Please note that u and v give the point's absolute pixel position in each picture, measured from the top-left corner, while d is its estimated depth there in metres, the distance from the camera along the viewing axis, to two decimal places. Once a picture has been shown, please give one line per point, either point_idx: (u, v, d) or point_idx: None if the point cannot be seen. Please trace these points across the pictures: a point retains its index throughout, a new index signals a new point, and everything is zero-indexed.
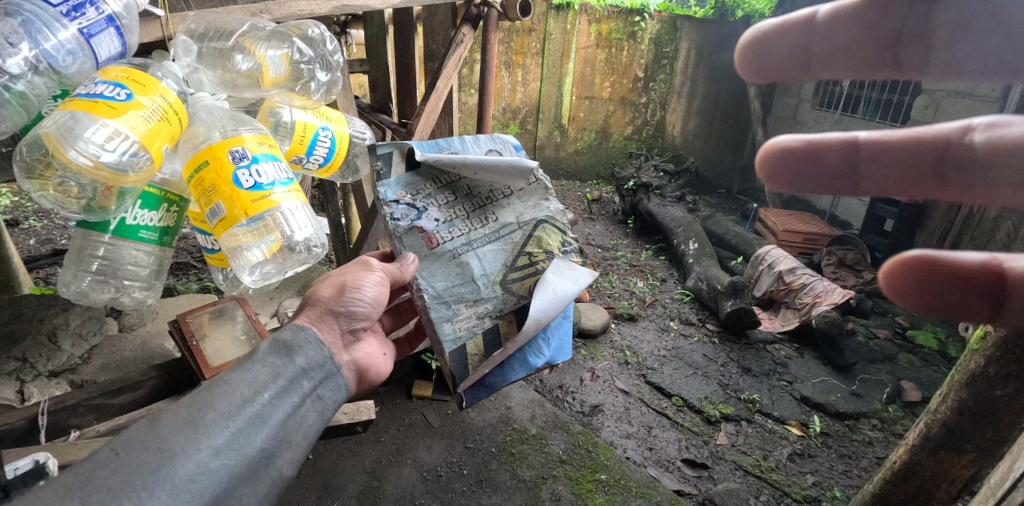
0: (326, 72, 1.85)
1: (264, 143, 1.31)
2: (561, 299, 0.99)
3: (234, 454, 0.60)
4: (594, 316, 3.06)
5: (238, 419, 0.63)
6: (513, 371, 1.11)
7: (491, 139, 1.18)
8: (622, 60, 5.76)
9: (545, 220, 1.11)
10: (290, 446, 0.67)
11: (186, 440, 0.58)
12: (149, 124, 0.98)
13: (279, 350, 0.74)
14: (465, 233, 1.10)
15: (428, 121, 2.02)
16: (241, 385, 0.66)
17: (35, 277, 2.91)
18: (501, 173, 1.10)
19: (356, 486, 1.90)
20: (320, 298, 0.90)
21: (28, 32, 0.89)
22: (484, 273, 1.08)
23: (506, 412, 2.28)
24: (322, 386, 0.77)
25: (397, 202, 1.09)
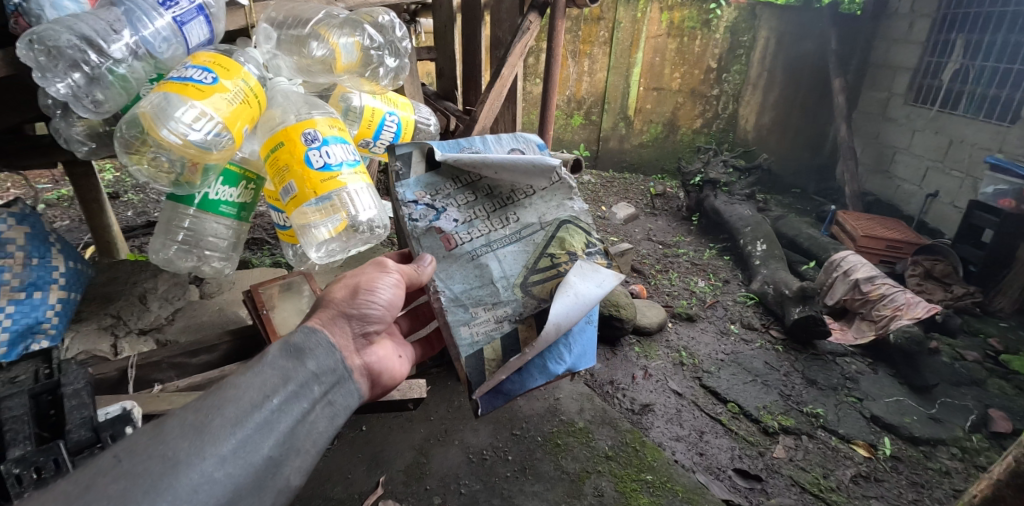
0: (395, 58, 1.91)
1: (333, 125, 1.40)
2: (585, 303, 0.93)
3: (241, 462, 0.63)
4: (650, 314, 2.96)
5: (246, 426, 0.65)
6: (532, 378, 1.04)
7: (513, 138, 1.18)
8: (695, 49, 5.44)
9: (569, 221, 1.08)
10: (298, 454, 0.70)
11: (193, 447, 0.60)
12: (230, 106, 1.30)
13: (290, 354, 0.78)
14: (485, 233, 1.07)
15: (492, 105, 2.02)
16: (249, 390, 0.69)
17: (132, 244, 3.21)
18: (523, 172, 1.06)
19: (405, 460, 1.97)
20: (334, 300, 0.96)
21: (130, 21, 1.24)
22: (504, 275, 1.04)
23: (554, 403, 2.27)
24: (332, 392, 0.81)
25: (415, 203, 1.06)
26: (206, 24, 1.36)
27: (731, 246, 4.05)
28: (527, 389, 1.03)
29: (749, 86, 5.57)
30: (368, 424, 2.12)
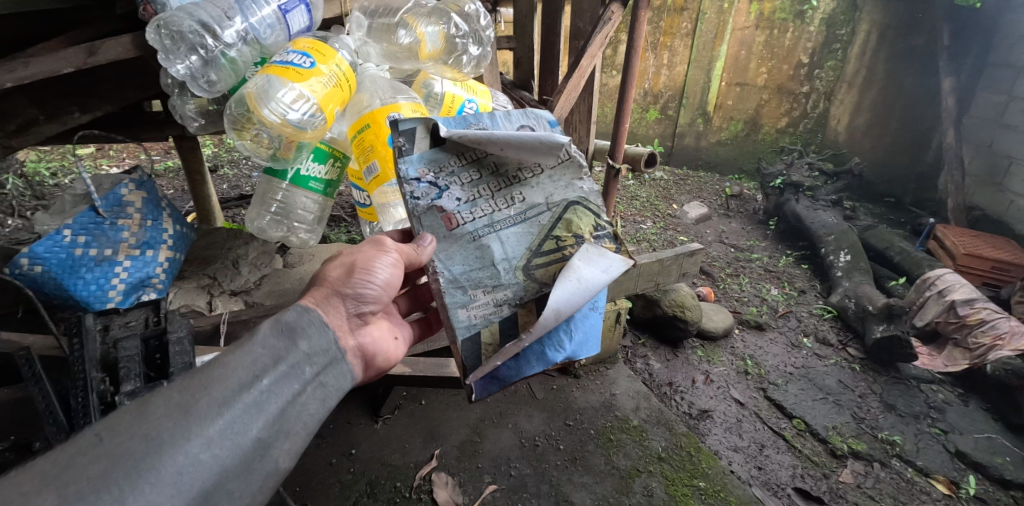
0: (478, 46, 1.94)
1: (416, 110, 1.59)
2: (588, 288, 0.90)
3: (227, 443, 0.67)
4: (716, 318, 2.84)
5: (234, 407, 0.70)
6: (529, 365, 1.01)
7: (523, 115, 1.07)
8: (785, 43, 5.12)
9: (577, 202, 1.01)
10: (287, 435, 0.75)
11: (178, 427, 0.65)
12: (324, 89, 1.45)
13: (281, 335, 0.82)
14: (489, 213, 1.01)
15: (570, 96, 2.04)
16: (237, 371, 0.74)
17: (228, 214, 3.52)
18: (529, 149, 0.98)
19: (459, 437, 2.05)
20: (330, 280, 1.00)
21: (240, 9, 1.44)
22: (506, 257, 0.99)
23: (609, 399, 2.26)
24: (323, 373, 0.85)
25: (417, 181, 0.98)
26: (307, 12, 1.58)
27: (810, 254, 3.80)
28: (524, 375, 1.01)
29: (844, 84, 5.22)
30: (426, 399, 2.22)
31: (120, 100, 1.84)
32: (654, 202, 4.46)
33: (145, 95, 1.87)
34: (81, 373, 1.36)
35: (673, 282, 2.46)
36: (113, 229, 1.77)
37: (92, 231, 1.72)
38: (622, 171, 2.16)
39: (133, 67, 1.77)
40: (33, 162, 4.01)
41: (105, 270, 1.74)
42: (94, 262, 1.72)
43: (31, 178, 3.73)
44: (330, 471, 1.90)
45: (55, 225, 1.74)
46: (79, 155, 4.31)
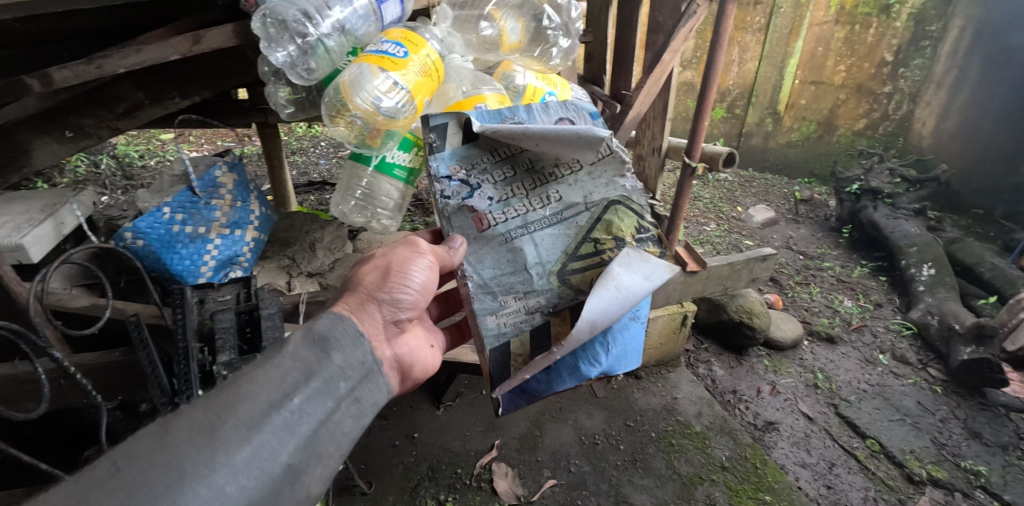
0: (567, 39, 1.92)
1: (501, 102, 1.58)
2: (626, 296, 0.90)
3: (257, 470, 0.63)
4: (786, 328, 2.74)
5: (263, 430, 0.66)
6: (560, 378, 1.04)
7: (561, 106, 1.07)
8: (867, 40, 4.79)
9: (617, 202, 1.01)
10: (317, 461, 0.71)
11: (205, 455, 0.60)
12: (414, 80, 1.43)
13: (314, 347, 0.80)
14: (522, 214, 1.02)
15: (650, 91, 2.02)
16: (265, 389, 0.70)
17: (301, 198, 3.67)
18: (567, 144, 0.96)
19: (519, 429, 2.07)
20: (366, 286, 1.01)
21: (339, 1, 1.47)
22: (541, 260, 1.01)
23: (671, 402, 2.22)
24: (358, 388, 0.83)
25: (449, 178, 1.01)
26: (399, 3, 1.59)
27: (888, 266, 3.58)
28: (555, 389, 1.03)
29: (930, 84, 4.78)
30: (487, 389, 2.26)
31: (217, 86, 1.93)
32: (717, 204, 4.31)
33: (239, 82, 1.95)
34: (182, 341, 1.42)
35: (742, 286, 2.37)
36: (206, 208, 1.87)
37: (189, 209, 1.82)
38: (698, 169, 2.13)
39: (229, 55, 1.85)
40: (125, 144, 4.32)
41: (198, 246, 1.85)
42: (188, 238, 1.83)
43: (123, 159, 4.01)
44: (394, 451, 1.97)
45: (156, 203, 1.85)
46: (164, 140, 4.61)
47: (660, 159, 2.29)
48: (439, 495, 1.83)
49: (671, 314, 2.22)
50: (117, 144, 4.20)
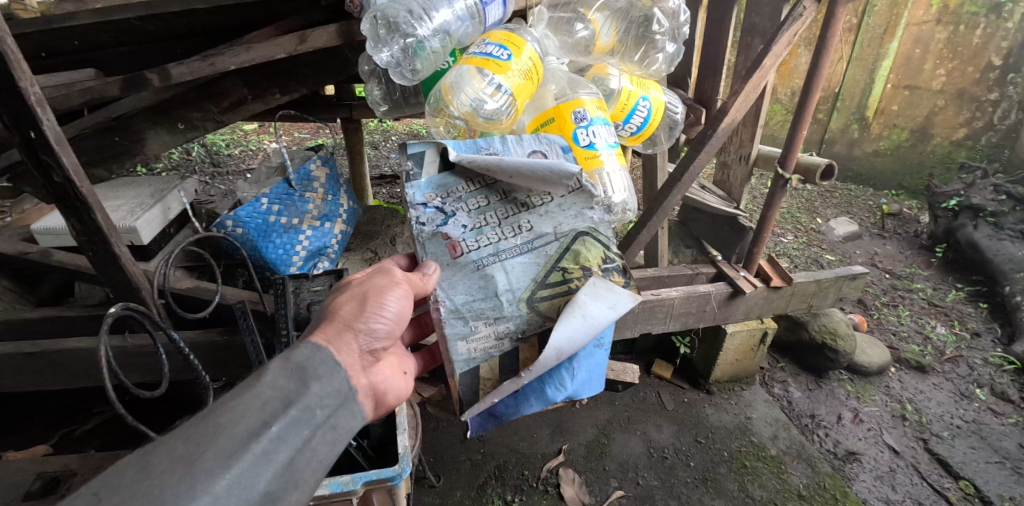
0: (673, 44, 1.84)
1: (599, 107, 1.57)
2: (593, 325, 0.86)
3: (235, 500, 0.59)
4: (872, 353, 2.69)
5: (244, 458, 0.62)
6: (527, 404, 0.94)
7: (535, 139, 1.11)
8: (972, 42, 4.32)
9: (586, 233, 1.00)
10: (297, 486, 0.67)
11: (181, 485, 0.56)
12: (516, 80, 1.45)
13: (292, 374, 0.75)
14: (495, 241, 1.00)
15: (748, 96, 2.03)
16: (246, 417, 0.66)
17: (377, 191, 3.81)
18: (540, 178, 1.00)
19: (587, 435, 2.25)
20: (342, 316, 0.94)
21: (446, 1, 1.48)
22: (511, 288, 0.96)
23: (745, 421, 2.35)
24: (335, 415, 0.78)
25: (424, 205, 1.01)
26: (502, 5, 1.59)
27: (989, 291, 3.30)
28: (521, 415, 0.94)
29: None
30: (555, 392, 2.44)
31: (315, 84, 2.02)
32: (793, 214, 4.13)
33: (336, 80, 2.04)
34: (285, 331, 1.50)
35: (828, 305, 2.45)
36: (301, 200, 1.95)
37: (285, 201, 1.91)
38: (792, 181, 2.15)
39: (329, 54, 1.93)
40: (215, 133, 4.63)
41: (291, 237, 1.94)
42: (283, 228, 1.92)
43: (213, 148, 4.30)
44: (464, 448, 2.18)
45: (255, 193, 1.96)
46: (249, 130, 4.89)
47: (747, 166, 2.42)
48: (505, 496, 2.00)
49: (751, 330, 2.42)
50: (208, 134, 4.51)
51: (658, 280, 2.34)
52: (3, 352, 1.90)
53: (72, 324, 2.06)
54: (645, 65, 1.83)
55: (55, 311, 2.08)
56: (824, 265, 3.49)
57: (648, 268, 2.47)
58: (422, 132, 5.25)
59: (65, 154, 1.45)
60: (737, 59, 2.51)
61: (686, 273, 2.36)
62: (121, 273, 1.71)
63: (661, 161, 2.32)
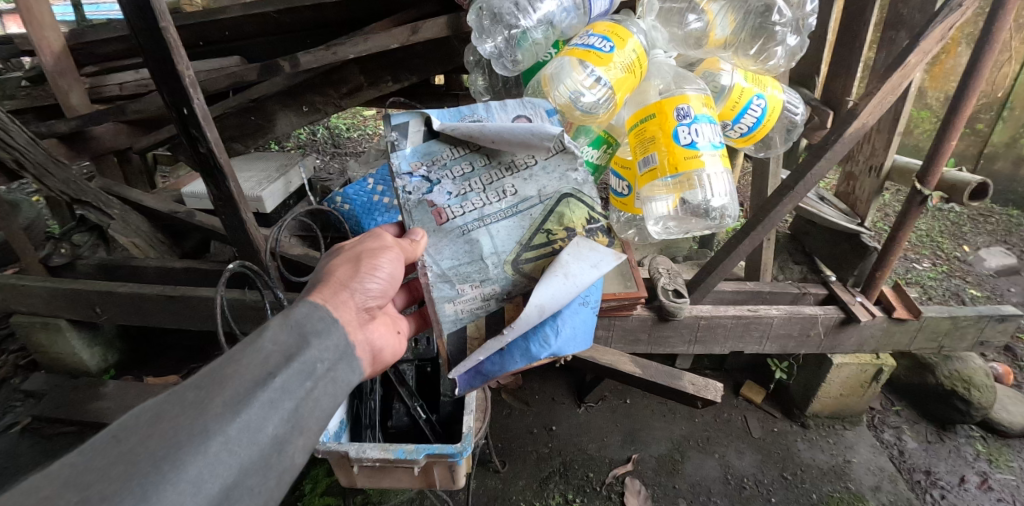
0: (797, 36, 1.66)
1: (704, 104, 1.49)
2: (573, 284, 0.97)
3: (244, 441, 0.61)
4: (1018, 410, 2.30)
5: (249, 404, 0.64)
6: (512, 361, 1.03)
7: (520, 104, 1.18)
8: None
9: (571, 195, 1.09)
10: (302, 433, 0.70)
11: (194, 427, 0.58)
12: (617, 74, 1.41)
13: (293, 331, 0.77)
14: (479, 207, 1.10)
15: (884, 99, 1.80)
16: (248, 367, 0.68)
17: None
18: (522, 141, 1.07)
19: (661, 449, 2.18)
20: (337, 277, 0.97)
21: None
22: (495, 251, 1.08)
23: (843, 464, 2.15)
24: (336, 368, 0.80)
25: (411, 174, 1.09)
26: None
27: None
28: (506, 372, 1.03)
29: None
30: (630, 399, 2.41)
31: (424, 74, 2.12)
32: (934, 237, 3.54)
33: (444, 70, 2.12)
34: None
35: (963, 348, 2.15)
36: None
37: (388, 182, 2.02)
38: (934, 198, 1.87)
39: (438, 44, 2.02)
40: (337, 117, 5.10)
41: (390, 216, 2.00)
42: (384, 208, 2.03)
43: (334, 130, 4.75)
44: (531, 438, 2.21)
45: (363, 173, 2.14)
46: (367, 116, 5.29)
47: (878, 180, 2.21)
48: (567, 494, 1.99)
49: (862, 364, 2.17)
50: (331, 118, 4.99)
51: (758, 296, 2.19)
52: (153, 293, 2.27)
53: (205, 275, 2.39)
54: (761, 60, 1.66)
55: (193, 263, 2.44)
56: (966, 301, 2.99)
57: (747, 282, 2.30)
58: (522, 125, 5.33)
59: (209, 129, 1.68)
60: (878, 56, 2.21)
61: (791, 292, 2.18)
62: (245, 236, 1.95)
63: (775, 166, 2.13)
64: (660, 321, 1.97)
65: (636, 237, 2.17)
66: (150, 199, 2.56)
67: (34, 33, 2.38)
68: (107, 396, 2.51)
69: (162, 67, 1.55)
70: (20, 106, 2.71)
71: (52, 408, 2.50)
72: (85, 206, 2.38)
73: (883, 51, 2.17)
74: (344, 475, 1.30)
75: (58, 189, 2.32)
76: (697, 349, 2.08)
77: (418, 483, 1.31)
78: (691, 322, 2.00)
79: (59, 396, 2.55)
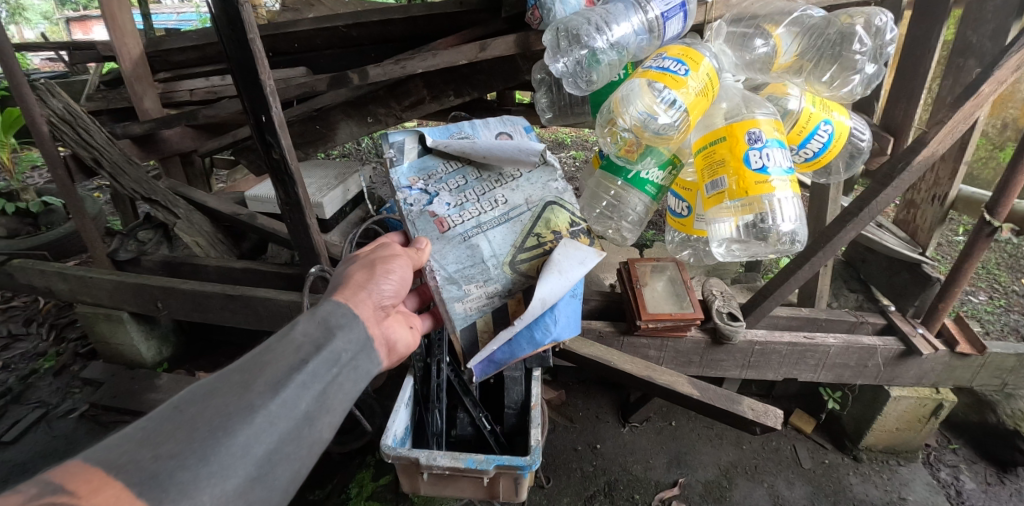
0: (874, 65, 1.61)
1: (775, 129, 1.48)
2: (567, 278, 1.23)
3: (284, 413, 0.71)
4: None
5: (288, 384, 0.74)
6: (521, 348, 1.27)
7: (500, 123, 1.48)
8: None
9: (554, 202, 1.38)
10: (329, 412, 0.79)
11: (242, 401, 0.68)
12: (692, 96, 1.42)
13: (322, 326, 0.88)
14: (476, 216, 1.36)
15: (955, 127, 1.76)
16: (284, 356, 0.78)
17: None
18: (509, 155, 1.38)
19: (708, 474, 2.15)
20: (355, 280, 1.07)
21: (627, 14, 1.50)
22: (494, 254, 1.33)
23: (899, 501, 2.08)
24: (357, 358, 0.90)
25: (410, 188, 1.36)
26: (683, 19, 1.57)
27: None
28: (515, 356, 1.27)
29: None
30: (676, 422, 2.39)
31: (486, 89, 2.17)
32: (989, 270, 3.42)
33: (505, 87, 2.19)
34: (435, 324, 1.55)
35: None
36: None
37: None
38: (1005, 230, 1.80)
39: (503, 61, 2.08)
40: None
41: None
42: None
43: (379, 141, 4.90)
44: (577, 455, 2.20)
45: None
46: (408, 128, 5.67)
47: (942, 209, 2.19)
48: None
49: (921, 398, 2.09)
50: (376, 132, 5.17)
51: (813, 323, 2.14)
52: (213, 291, 2.36)
53: (263, 276, 2.48)
54: (834, 86, 1.63)
55: (252, 264, 2.53)
56: None
57: (801, 308, 2.26)
58: (565, 141, 5.40)
59: (283, 136, 1.73)
60: (943, 83, 2.17)
61: (848, 320, 2.12)
62: (308, 241, 2.02)
63: (834, 193, 2.11)
64: (715, 344, 1.97)
65: (688, 257, 2.17)
66: (213, 201, 2.68)
67: (116, 40, 2.51)
68: (161, 388, 2.61)
69: (244, 73, 1.58)
70: (97, 107, 2.87)
71: (109, 396, 2.61)
72: (155, 205, 2.50)
73: (950, 79, 2.14)
74: (409, 481, 1.32)
75: (130, 188, 2.44)
76: (749, 374, 2.06)
77: (481, 494, 1.32)
78: (745, 347, 1.98)
79: (116, 385, 2.65)
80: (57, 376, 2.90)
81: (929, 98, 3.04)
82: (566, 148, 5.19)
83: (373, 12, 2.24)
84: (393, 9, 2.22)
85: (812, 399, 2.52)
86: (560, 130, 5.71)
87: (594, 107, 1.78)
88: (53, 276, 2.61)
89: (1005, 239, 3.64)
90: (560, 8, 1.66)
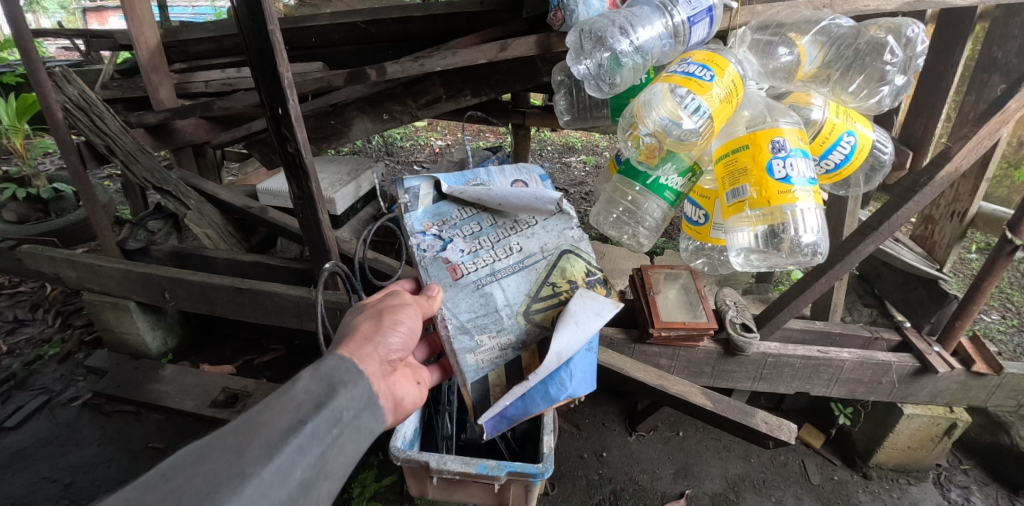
0: (902, 77, 1.57)
1: (799, 138, 1.45)
2: (584, 331, 1.18)
3: (278, 483, 0.65)
4: None
5: (284, 449, 0.68)
6: (534, 404, 1.21)
7: (516, 171, 1.46)
8: None
9: (569, 251, 1.35)
10: (327, 479, 0.73)
11: (233, 468, 0.62)
12: (715, 105, 1.39)
13: (323, 381, 0.82)
14: (490, 263, 1.34)
15: (979, 142, 1.72)
16: (282, 415, 0.72)
17: None
18: (526, 204, 1.36)
19: (716, 486, 2.12)
20: (361, 332, 1.01)
21: (654, 16, 1.48)
22: (508, 303, 1.31)
23: None
24: (359, 417, 0.84)
25: (424, 233, 1.36)
26: (709, 24, 1.54)
27: None
28: (529, 413, 1.20)
29: None
30: (683, 432, 2.37)
31: (503, 89, 2.17)
32: (1003, 289, 3.37)
33: (523, 88, 2.18)
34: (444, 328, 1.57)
35: None
36: None
37: None
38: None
39: (522, 62, 2.07)
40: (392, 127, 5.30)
41: None
42: None
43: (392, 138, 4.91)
44: (583, 463, 2.18)
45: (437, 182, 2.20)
46: (420, 128, 5.72)
47: (960, 225, 2.18)
48: None
49: (935, 417, 2.06)
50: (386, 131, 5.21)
51: (826, 337, 2.11)
52: (222, 283, 2.34)
53: (272, 271, 2.47)
54: (861, 97, 1.60)
55: (262, 258, 2.52)
56: None
57: (815, 321, 2.24)
58: (576, 145, 5.40)
59: (299, 130, 1.70)
60: (964, 99, 2.15)
61: (862, 335, 2.09)
62: (320, 236, 2.00)
63: (851, 206, 2.09)
64: (728, 355, 1.94)
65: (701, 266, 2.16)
66: (224, 193, 2.67)
67: (133, 29, 2.50)
68: (165, 379, 2.60)
69: (264, 65, 1.56)
70: (112, 95, 2.88)
71: (113, 386, 2.60)
72: (166, 196, 2.48)
73: (974, 92, 2.11)
74: (418, 487, 1.31)
75: (142, 177, 2.43)
76: (761, 387, 2.04)
77: (492, 500, 1.29)
78: (758, 359, 1.96)
79: (120, 376, 2.64)
80: (61, 363, 2.90)
81: (951, 112, 3.02)
82: (576, 152, 5.18)
83: (393, 10, 2.23)
84: (413, 7, 2.22)
85: (821, 413, 2.49)
86: (572, 134, 5.73)
87: (616, 111, 1.77)
88: (62, 262, 2.60)
89: (1020, 259, 3.60)
90: (582, 11, 1.64)
